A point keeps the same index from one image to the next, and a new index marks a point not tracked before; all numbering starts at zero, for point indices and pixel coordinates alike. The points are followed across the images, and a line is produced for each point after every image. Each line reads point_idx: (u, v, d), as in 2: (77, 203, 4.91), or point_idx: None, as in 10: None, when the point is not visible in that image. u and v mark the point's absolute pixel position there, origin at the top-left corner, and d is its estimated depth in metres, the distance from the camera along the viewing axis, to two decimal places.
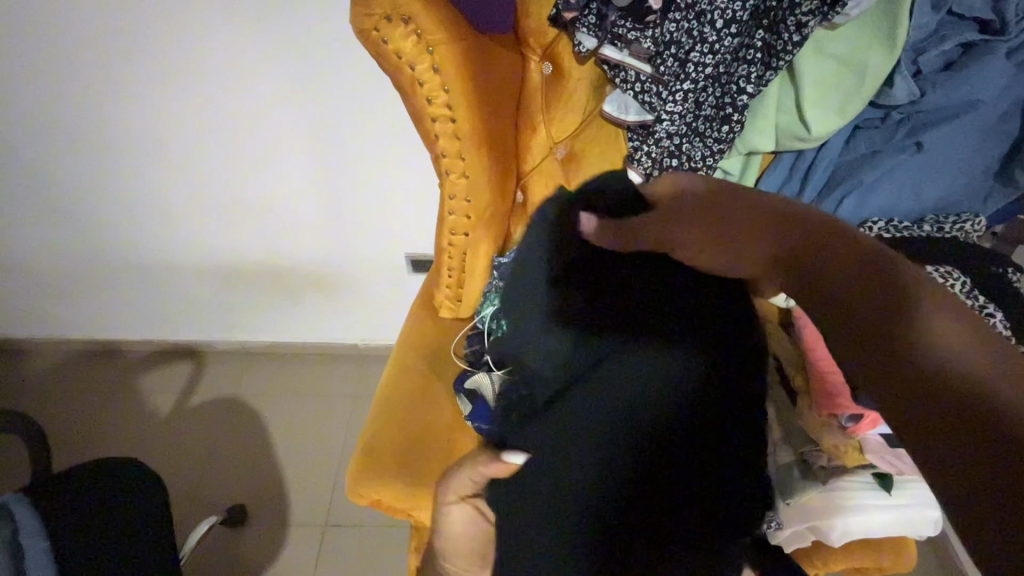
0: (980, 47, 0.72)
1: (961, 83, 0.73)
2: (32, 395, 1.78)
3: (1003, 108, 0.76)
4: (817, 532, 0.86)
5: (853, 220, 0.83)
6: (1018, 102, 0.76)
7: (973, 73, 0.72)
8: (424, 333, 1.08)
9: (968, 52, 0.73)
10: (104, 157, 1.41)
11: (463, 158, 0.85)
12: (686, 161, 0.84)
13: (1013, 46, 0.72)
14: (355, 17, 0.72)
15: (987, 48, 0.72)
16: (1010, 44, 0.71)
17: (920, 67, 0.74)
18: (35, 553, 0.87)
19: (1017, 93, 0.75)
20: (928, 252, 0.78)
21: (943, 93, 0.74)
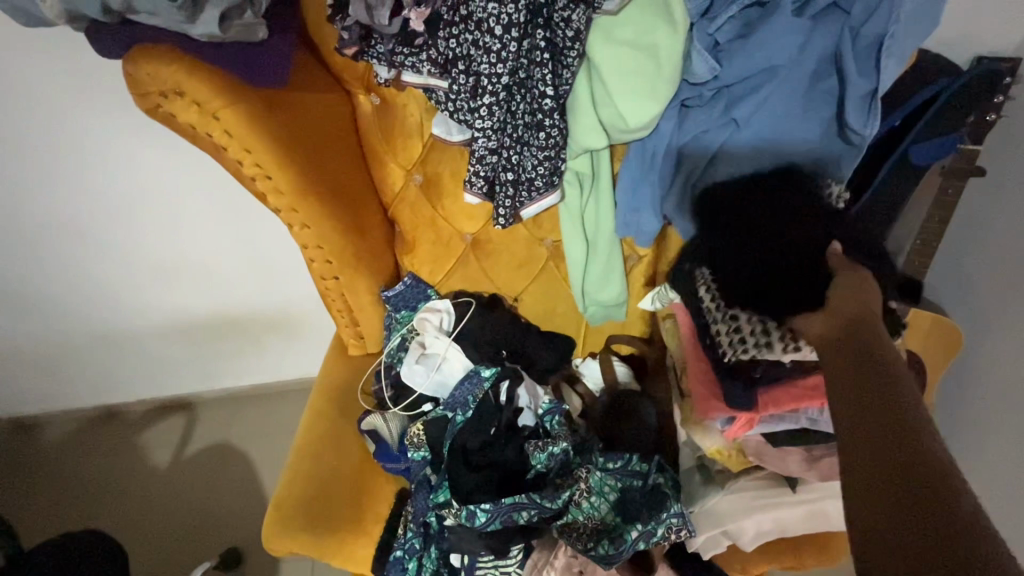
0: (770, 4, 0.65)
1: (755, 49, 0.65)
2: (42, 468, 1.88)
3: (815, 66, 0.66)
4: (730, 536, 0.83)
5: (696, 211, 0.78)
6: (832, 56, 0.67)
7: (765, 35, 0.65)
8: (334, 373, 1.11)
9: (764, 11, 0.67)
10: (41, 251, 1.45)
11: (297, 210, 0.83)
12: (521, 173, 0.79)
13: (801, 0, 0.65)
14: (137, 98, 0.71)
15: (775, 5, 0.65)
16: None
17: (715, 39, 0.68)
18: None
19: (827, 46, 0.66)
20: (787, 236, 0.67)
21: (739, 63, 0.67)
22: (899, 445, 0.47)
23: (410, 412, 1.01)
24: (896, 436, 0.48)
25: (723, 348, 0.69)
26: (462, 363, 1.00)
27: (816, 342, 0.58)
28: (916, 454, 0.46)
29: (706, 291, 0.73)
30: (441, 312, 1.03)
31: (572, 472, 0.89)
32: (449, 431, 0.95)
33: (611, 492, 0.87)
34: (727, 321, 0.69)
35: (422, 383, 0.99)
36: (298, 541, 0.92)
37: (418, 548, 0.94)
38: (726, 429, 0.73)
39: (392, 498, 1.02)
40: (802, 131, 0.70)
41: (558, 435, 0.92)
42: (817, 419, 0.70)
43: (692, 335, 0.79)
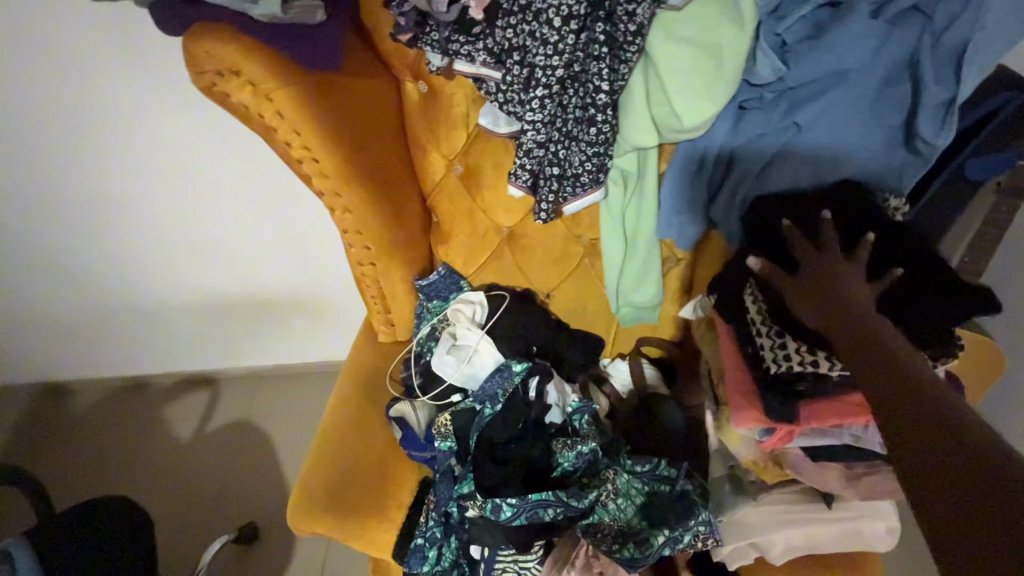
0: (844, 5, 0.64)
1: (825, 52, 0.64)
2: (70, 433, 1.94)
3: (885, 72, 0.65)
4: (758, 549, 0.81)
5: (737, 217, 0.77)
6: (906, 61, 0.65)
7: (837, 37, 0.63)
8: (362, 359, 1.12)
9: (836, 12, 0.65)
10: (83, 221, 1.49)
11: (340, 195, 0.83)
12: (567, 168, 0.79)
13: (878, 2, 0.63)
14: (192, 75, 0.71)
15: (850, 7, 0.63)
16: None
17: (782, 38, 0.66)
18: None
19: (900, 51, 0.64)
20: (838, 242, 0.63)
21: (806, 66, 0.65)
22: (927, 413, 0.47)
23: (438, 402, 1.01)
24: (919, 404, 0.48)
25: (768, 363, 0.68)
26: (493, 356, 1.00)
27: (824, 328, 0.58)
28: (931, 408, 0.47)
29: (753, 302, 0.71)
30: (473, 303, 1.03)
31: (599, 473, 0.89)
32: (476, 423, 0.95)
33: (637, 495, 0.87)
34: (773, 337, 0.68)
35: (451, 374, 0.99)
36: (321, 522, 0.93)
37: (438, 536, 0.96)
38: (765, 440, 0.71)
39: (414, 488, 1.02)
40: (866, 137, 0.68)
41: (587, 434, 0.91)
42: (862, 436, 0.68)
43: (734, 343, 0.77)
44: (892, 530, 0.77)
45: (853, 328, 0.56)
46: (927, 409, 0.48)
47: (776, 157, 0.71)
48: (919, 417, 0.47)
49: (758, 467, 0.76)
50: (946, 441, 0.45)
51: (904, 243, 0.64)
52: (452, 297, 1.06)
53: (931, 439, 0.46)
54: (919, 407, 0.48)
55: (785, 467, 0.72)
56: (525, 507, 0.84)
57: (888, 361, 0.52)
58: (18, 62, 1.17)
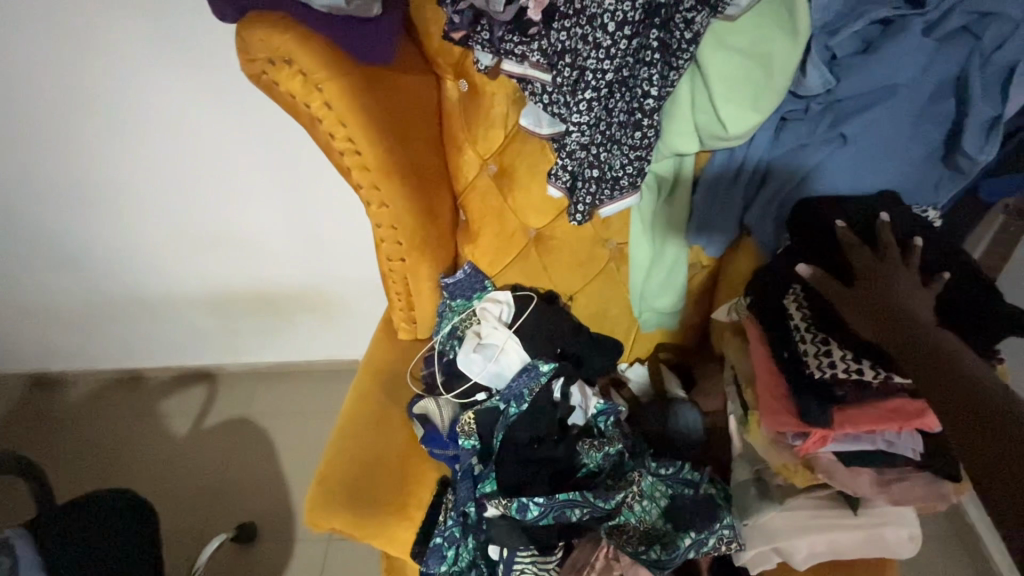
0: (897, 23, 0.67)
1: (876, 65, 0.67)
2: (62, 425, 1.89)
3: (931, 89, 0.68)
4: (782, 554, 0.82)
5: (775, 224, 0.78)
6: (950, 81, 0.68)
7: (889, 52, 0.66)
8: (383, 356, 1.12)
9: (886, 30, 0.68)
10: (100, 206, 1.49)
11: (378, 188, 0.83)
12: (607, 171, 0.79)
13: (931, 22, 0.66)
14: (243, 62, 0.72)
15: (904, 24, 0.66)
16: (927, 18, 0.66)
17: (834, 51, 0.69)
18: None
19: (945, 71, 0.67)
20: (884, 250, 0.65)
21: (856, 80, 0.68)
22: (989, 406, 0.51)
23: (462, 400, 1.01)
24: (980, 399, 0.51)
25: (812, 368, 0.70)
26: (519, 355, 1.00)
27: (874, 326, 0.61)
28: (993, 403, 0.51)
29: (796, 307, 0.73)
30: (499, 302, 1.03)
31: (625, 475, 0.89)
32: (501, 422, 0.95)
33: (662, 497, 0.88)
34: (818, 344, 0.70)
35: (478, 372, 0.99)
36: (342, 518, 0.92)
37: (457, 536, 0.95)
38: (798, 444, 0.73)
39: (433, 487, 1.01)
40: (908, 152, 0.70)
41: (613, 436, 0.92)
42: (894, 442, 0.70)
43: (767, 348, 0.78)
44: (914, 535, 0.78)
45: (905, 325, 0.59)
46: (990, 402, 0.51)
47: (819, 167, 0.73)
48: (985, 410, 0.51)
49: (788, 471, 0.77)
50: (1015, 431, 0.48)
51: (935, 255, 0.67)
52: (478, 296, 1.06)
53: (1000, 436, 0.49)
54: (981, 401, 0.51)
55: (817, 471, 0.73)
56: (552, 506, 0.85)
57: (947, 365, 0.55)
58: (61, 43, 1.21)
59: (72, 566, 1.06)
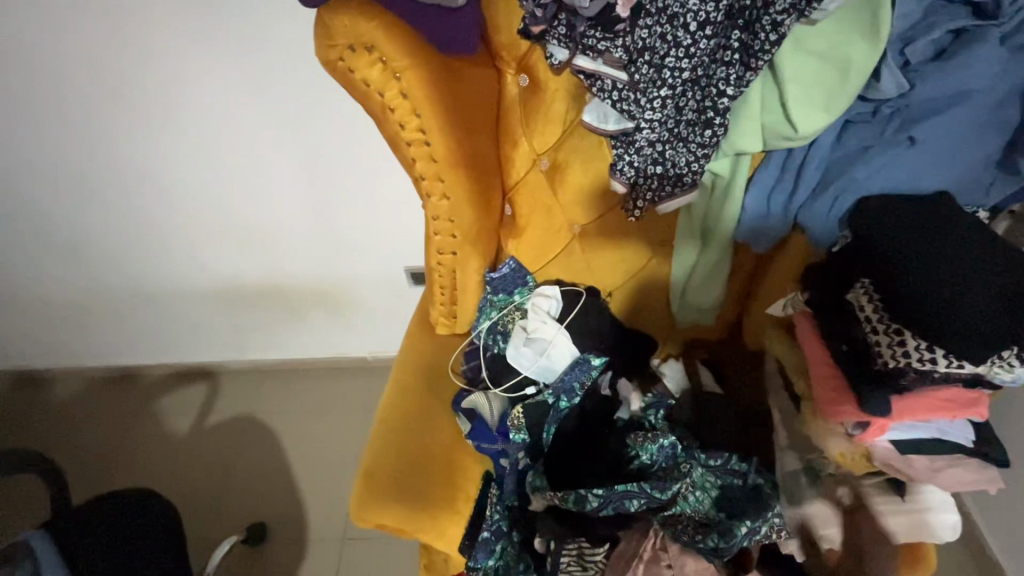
0: (972, 32, 0.70)
1: (951, 72, 0.70)
2: (53, 423, 1.81)
3: (1001, 95, 0.71)
4: (829, 541, 0.85)
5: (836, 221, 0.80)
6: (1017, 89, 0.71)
7: (965, 60, 0.69)
8: (422, 350, 1.11)
9: (959, 38, 0.72)
10: (112, 194, 1.43)
11: (441, 180, 0.83)
12: (670, 168, 0.82)
13: (1008, 30, 0.69)
14: (319, 48, 0.71)
15: (980, 34, 0.70)
16: (1003, 28, 0.69)
17: (908, 58, 0.73)
18: None
19: (1015, 79, 0.70)
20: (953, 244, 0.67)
21: (931, 85, 0.71)
22: None
23: (510, 394, 1.01)
24: None
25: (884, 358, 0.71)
26: (568, 349, 1.00)
27: None
28: None
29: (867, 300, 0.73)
30: (544, 298, 1.03)
31: (678, 466, 0.90)
32: (551, 417, 0.96)
33: (712, 487, 0.90)
34: (891, 334, 0.70)
35: (527, 367, 1.00)
36: (392, 512, 0.91)
37: (505, 530, 0.96)
38: (856, 434, 0.77)
39: (478, 480, 1.01)
40: (972, 155, 0.74)
41: (664, 429, 0.94)
42: (946, 430, 0.74)
43: (820, 342, 0.82)
44: (954, 523, 0.83)
45: None
46: None
47: (883, 167, 0.76)
48: None
49: (843, 459, 0.81)
50: None
51: None
52: (520, 291, 1.07)
53: None
54: None
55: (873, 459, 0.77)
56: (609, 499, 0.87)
57: None
58: (76, 26, 1.15)
59: (99, 568, 1.02)
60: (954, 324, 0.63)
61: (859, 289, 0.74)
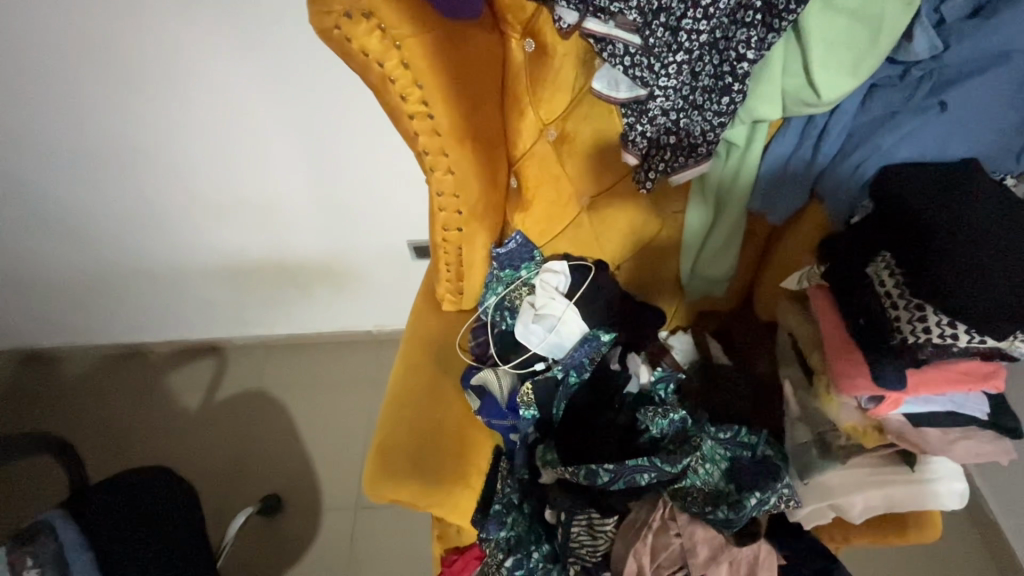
0: None
1: (990, 31, 0.68)
2: (67, 400, 1.83)
3: None
4: (837, 509, 0.87)
5: (859, 191, 0.78)
6: None
7: (1009, 15, 0.67)
8: (430, 327, 1.10)
9: None
10: (109, 172, 1.40)
11: (446, 154, 0.80)
12: (685, 137, 0.79)
13: None
14: (314, 16, 0.67)
15: None
16: None
17: (943, 16, 0.71)
18: None
19: None
20: (982, 211, 0.65)
21: (967, 45, 0.69)
22: None
23: (519, 370, 0.99)
24: None
25: (904, 335, 0.69)
26: (578, 327, 0.97)
27: None
28: None
29: (888, 276, 0.71)
30: (549, 274, 0.99)
31: (689, 440, 0.91)
32: (561, 393, 0.96)
33: (720, 459, 0.91)
34: (912, 311, 0.68)
35: (536, 344, 0.96)
36: (404, 487, 0.92)
37: (515, 501, 0.98)
38: (870, 407, 0.76)
39: (488, 455, 1.02)
40: (1003, 120, 0.71)
41: (675, 404, 0.94)
42: (961, 403, 0.74)
43: (835, 315, 0.81)
44: (963, 492, 0.83)
45: None
46: None
47: (911, 134, 0.73)
48: None
49: (857, 433, 0.80)
50: None
51: None
52: (527, 266, 1.05)
53: None
54: None
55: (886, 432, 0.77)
56: (620, 473, 0.87)
57: None
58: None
59: (121, 544, 1.04)
60: (979, 297, 0.62)
61: (881, 263, 0.72)
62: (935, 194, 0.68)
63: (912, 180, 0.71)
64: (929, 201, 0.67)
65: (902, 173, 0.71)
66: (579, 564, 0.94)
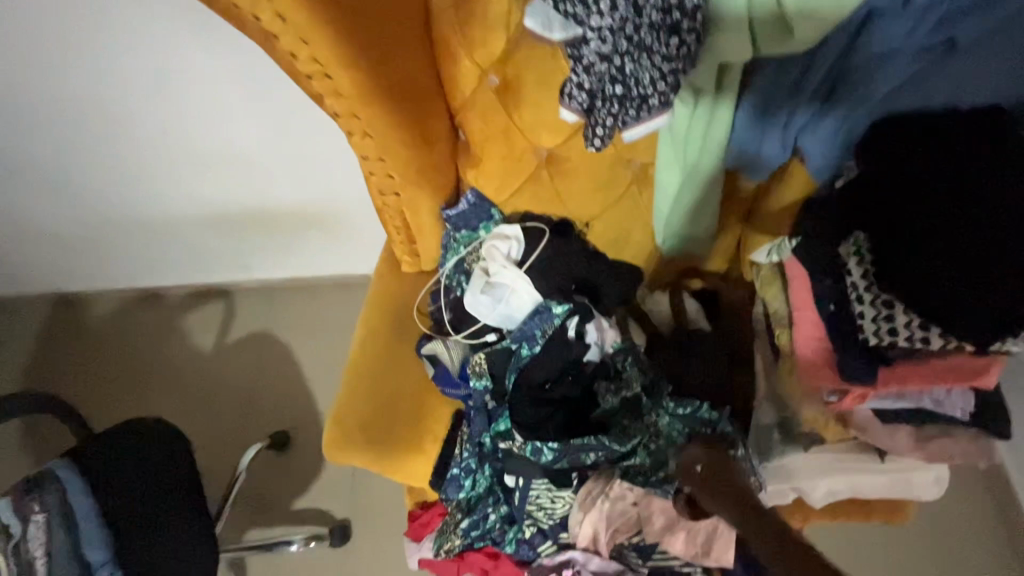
0: None
1: None
2: (89, 341, 1.91)
3: None
4: (799, 490, 0.82)
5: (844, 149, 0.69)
6: None
7: None
8: (387, 289, 1.06)
9: None
10: (77, 121, 1.35)
11: (359, 116, 0.72)
12: (633, 87, 0.65)
13: None
14: None
15: None
16: None
17: None
18: None
19: None
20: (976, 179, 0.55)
21: None
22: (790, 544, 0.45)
23: (472, 340, 0.97)
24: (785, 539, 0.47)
25: (870, 336, 0.61)
26: (530, 297, 0.93)
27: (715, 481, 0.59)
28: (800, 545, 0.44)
29: (855, 263, 0.63)
30: (497, 242, 0.94)
31: (643, 417, 0.88)
32: (513, 363, 0.92)
33: (678, 438, 0.86)
34: (879, 307, 0.60)
35: (487, 314, 0.93)
36: (359, 453, 0.94)
37: (474, 467, 0.97)
38: (833, 400, 0.68)
39: (448, 421, 1.01)
40: None
41: (631, 378, 0.89)
42: (942, 401, 0.64)
43: (807, 293, 0.71)
44: (939, 477, 0.78)
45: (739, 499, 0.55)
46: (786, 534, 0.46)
47: (905, 80, 0.62)
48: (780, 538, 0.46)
49: (817, 422, 0.72)
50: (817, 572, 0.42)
51: None
52: (485, 226, 0.97)
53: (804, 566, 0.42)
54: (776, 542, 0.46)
55: (850, 426, 0.69)
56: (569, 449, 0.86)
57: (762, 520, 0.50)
58: None
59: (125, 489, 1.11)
60: (954, 293, 0.54)
61: (850, 246, 0.63)
62: (921, 164, 0.58)
63: (898, 138, 0.61)
64: (914, 168, 0.58)
65: (888, 133, 0.62)
66: (534, 527, 0.94)
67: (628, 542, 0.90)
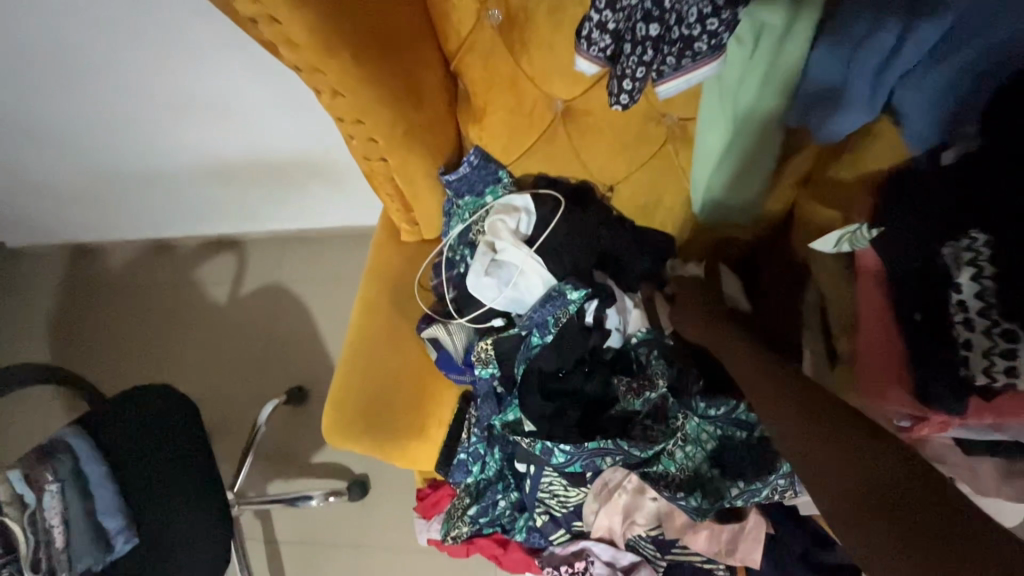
0: None
1: None
2: (106, 291, 1.85)
3: None
4: None
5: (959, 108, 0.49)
6: None
7: None
8: (385, 259, 0.93)
9: None
10: (33, 65, 1.16)
11: (322, 69, 0.61)
12: (673, 25, 0.50)
13: None
14: None
15: None
16: None
17: None
18: (97, 479, 0.91)
19: None
20: None
21: None
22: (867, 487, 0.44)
23: (478, 323, 0.86)
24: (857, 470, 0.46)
25: (972, 373, 0.48)
26: (542, 277, 0.80)
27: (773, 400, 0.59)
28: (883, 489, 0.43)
29: (971, 276, 0.46)
30: (503, 212, 0.81)
31: (669, 418, 0.78)
32: (522, 353, 0.81)
33: (708, 440, 0.77)
34: (993, 339, 0.46)
35: (493, 298, 0.81)
36: (360, 443, 0.85)
37: (482, 452, 0.91)
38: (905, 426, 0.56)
39: (454, 405, 0.94)
40: None
41: (656, 375, 0.77)
42: None
43: (880, 292, 0.57)
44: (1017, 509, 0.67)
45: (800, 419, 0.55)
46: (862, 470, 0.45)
47: None
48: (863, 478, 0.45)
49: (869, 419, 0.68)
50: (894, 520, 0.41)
51: None
52: (492, 190, 0.84)
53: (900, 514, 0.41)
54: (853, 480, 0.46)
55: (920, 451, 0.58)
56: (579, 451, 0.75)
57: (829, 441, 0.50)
58: None
59: None
60: None
61: (961, 247, 0.48)
62: None
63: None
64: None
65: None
66: (547, 515, 0.90)
67: (644, 534, 0.88)
